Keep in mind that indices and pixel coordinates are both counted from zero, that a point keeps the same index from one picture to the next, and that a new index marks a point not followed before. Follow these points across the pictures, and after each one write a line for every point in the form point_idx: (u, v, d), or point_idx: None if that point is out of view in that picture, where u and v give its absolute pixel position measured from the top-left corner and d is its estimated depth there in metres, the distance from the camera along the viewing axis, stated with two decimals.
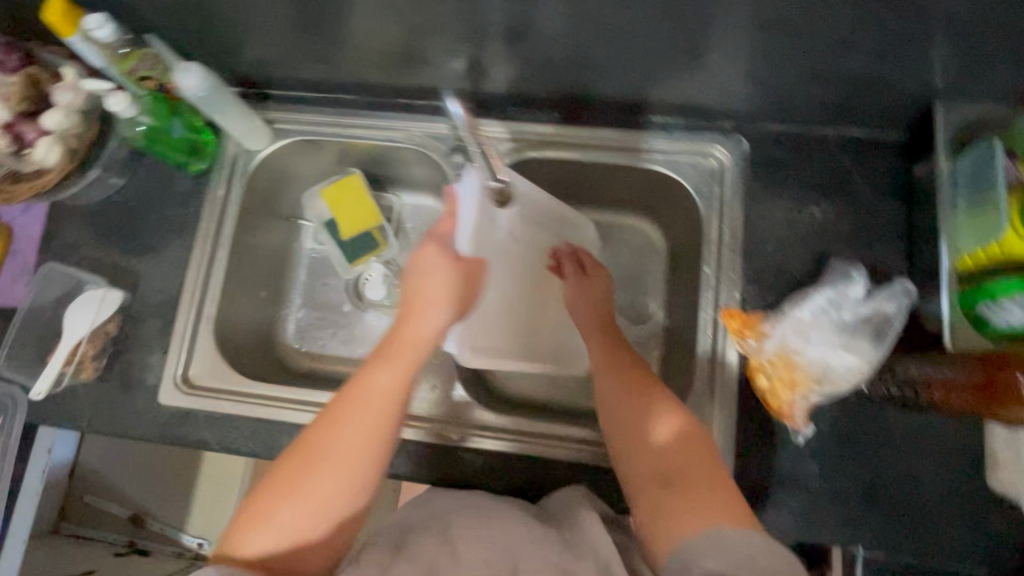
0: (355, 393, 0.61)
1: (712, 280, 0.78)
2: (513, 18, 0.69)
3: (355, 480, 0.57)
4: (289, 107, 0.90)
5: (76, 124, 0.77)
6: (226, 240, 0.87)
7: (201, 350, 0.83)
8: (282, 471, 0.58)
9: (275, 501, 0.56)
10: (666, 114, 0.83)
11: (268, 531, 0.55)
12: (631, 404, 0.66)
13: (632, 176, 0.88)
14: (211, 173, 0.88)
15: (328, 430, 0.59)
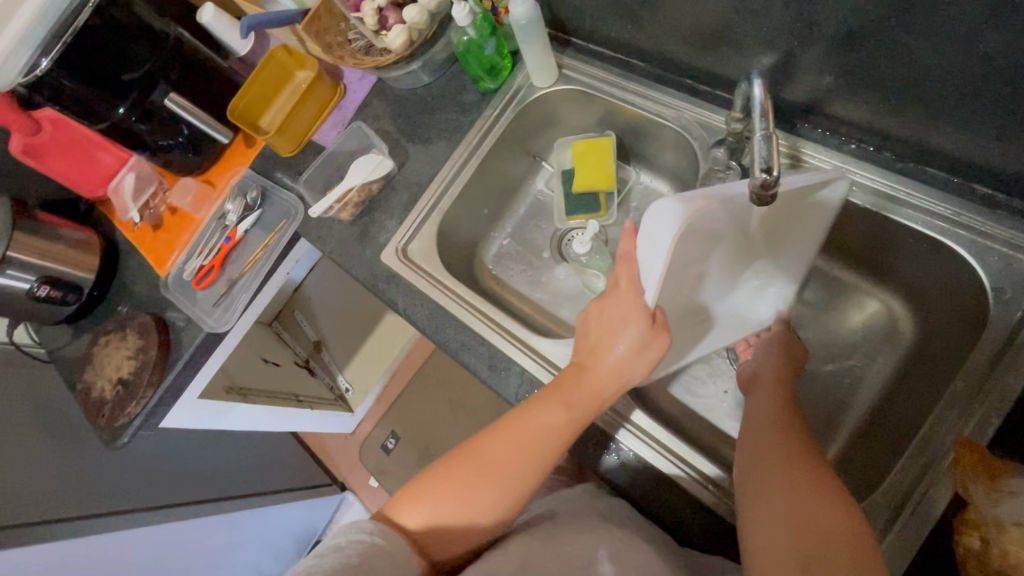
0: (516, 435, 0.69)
1: (962, 398, 0.65)
2: (861, 21, 0.61)
3: (504, 501, 0.68)
4: (579, 57, 0.95)
5: (423, 20, 0.93)
6: (480, 153, 0.98)
7: (425, 233, 0.96)
8: (444, 469, 0.70)
9: (433, 489, 0.69)
10: (998, 189, 0.70)
11: (426, 508, 0.69)
12: (780, 465, 0.60)
13: (910, 243, 0.76)
14: (495, 94, 0.98)
15: (490, 457, 0.69)
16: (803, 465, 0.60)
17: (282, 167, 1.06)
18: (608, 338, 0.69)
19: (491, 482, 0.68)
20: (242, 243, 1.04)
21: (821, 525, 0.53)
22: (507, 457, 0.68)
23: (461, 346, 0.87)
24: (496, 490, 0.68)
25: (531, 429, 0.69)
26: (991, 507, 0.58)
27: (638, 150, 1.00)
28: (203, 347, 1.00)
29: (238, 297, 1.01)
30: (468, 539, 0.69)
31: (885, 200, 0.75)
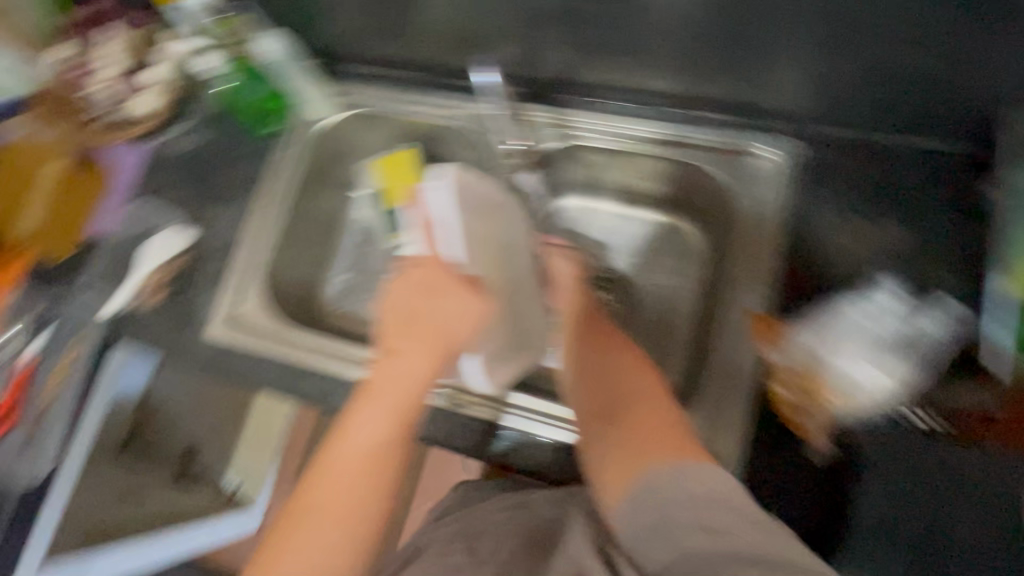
0: (354, 452, 0.55)
1: (735, 278, 0.75)
2: None
3: (364, 543, 0.54)
4: (353, 82, 0.98)
5: (174, 79, 0.94)
6: (286, 196, 0.95)
7: (252, 291, 0.91)
8: (279, 543, 0.53)
9: (291, 552, 0.53)
10: (711, 108, 0.83)
11: None
12: (580, 348, 0.66)
13: (664, 168, 0.87)
14: (280, 136, 0.97)
15: (332, 496, 0.54)
16: (615, 354, 0.65)
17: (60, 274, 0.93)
18: (426, 307, 0.64)
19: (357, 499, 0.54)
20: (33, 379, 0.86)
21: (640, 398, 0.60)
22: (359, 464, 0.55)
23: (321, 392, 0.84)
24: (369, 502, 0.55)
25: (374, 427, 0.56)
26: (784, 357, 0.68)
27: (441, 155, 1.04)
28: (23, 505, 0.84)
29: (48, 437, 0.85)
30: None
31: (644, 143, 0.86)
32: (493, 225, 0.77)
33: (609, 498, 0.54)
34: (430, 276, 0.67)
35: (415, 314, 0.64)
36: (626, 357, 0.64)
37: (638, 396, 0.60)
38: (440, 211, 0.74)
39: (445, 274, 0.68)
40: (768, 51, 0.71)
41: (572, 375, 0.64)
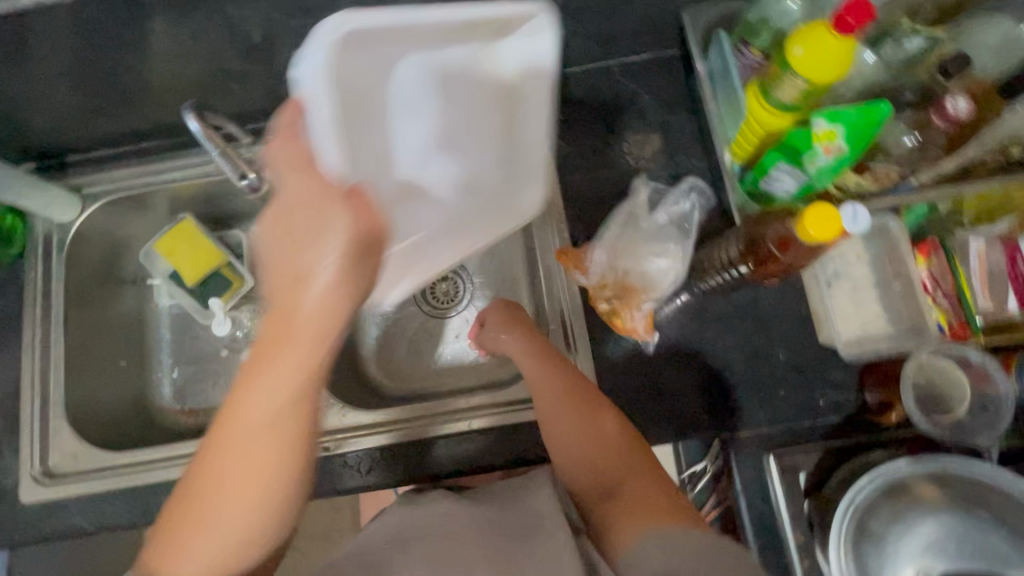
0: (217, 462, 0.50)
1: (541, 227, 0.81)
2: (262, 21, 0.67)
3: (259, 524, 0.52)
4: (91, 170, 0.87)
5: None
6: (58, 320, 0.82)
7: (58, 438, 0.78)
8: (185, 500, 0.52)
9: (207, 530, 0.51)
10: None
11: (193, 560, 0.51)
12: (557, 403, 0.65)
13: None
14: (24, 255, 0.83)
15: (227, 478, 0.50)
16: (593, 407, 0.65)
17: None
18: (306, 260, 0.47)
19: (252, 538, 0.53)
20: None
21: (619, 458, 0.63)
22: (249, 461, 0.50)
23: None
24: (259, 508, 0.51)
25: (266, 402, 0.48)
26: (588, 275, 0.74)
27: (228, 211, 0.97)
28: None
29: None
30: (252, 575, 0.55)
31: None
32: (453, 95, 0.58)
33: (619, 544, 0.57)
34: (296, 223, 0.48)
35: (280, 322, 0.48)
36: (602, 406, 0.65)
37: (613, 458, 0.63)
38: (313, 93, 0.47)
39: (317, 190, 0.47)
40: None
41: (553, 432, 0.65)
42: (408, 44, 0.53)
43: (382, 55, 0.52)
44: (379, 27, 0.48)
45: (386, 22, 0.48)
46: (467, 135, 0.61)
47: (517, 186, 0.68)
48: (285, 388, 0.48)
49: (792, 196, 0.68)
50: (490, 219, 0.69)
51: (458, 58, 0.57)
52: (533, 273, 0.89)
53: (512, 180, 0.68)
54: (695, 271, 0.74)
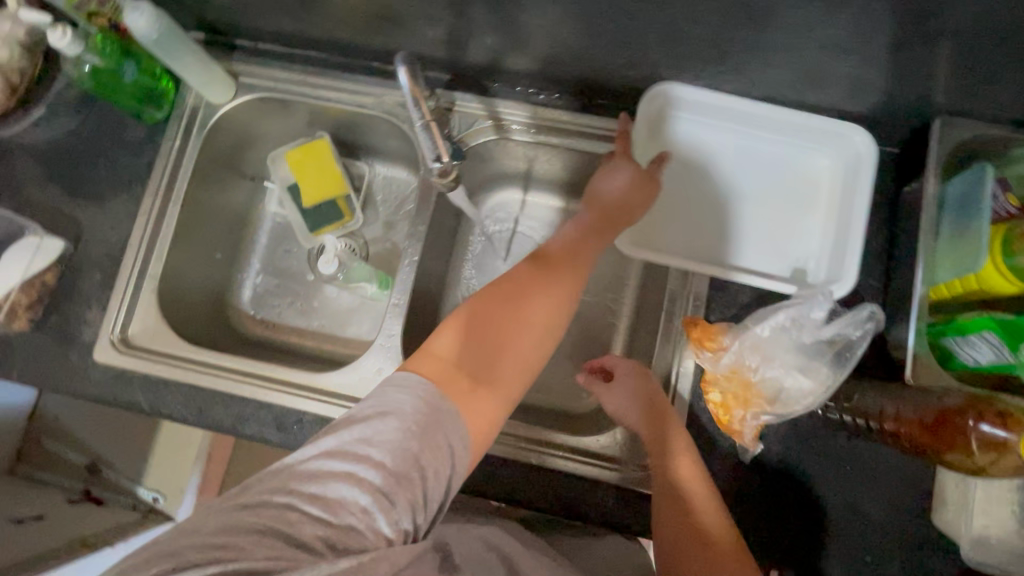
0: (513, 287, 0.61)
1: (677, 286, 0.74)
2: None
3: (527, 363, 0.59)
4: (252, 59, 0.84)
5: None
6: (176, 196, 0.81)
7: (143, 309, 0.79)
8: (480, 308, 0.60)
9: (471, 335, 0.58)
10: None
11: (470, 345, 0.57)
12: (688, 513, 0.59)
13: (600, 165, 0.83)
14: (168, 123, 0.82)
15: (525, 295, 0.61)
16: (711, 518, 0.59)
17: None
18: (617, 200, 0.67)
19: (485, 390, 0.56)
20: None
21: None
22: (545, 291, 0.62)
23: (235, 420, 0.75)
24: (532, 345, 0.59)
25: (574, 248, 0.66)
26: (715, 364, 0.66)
27: (361, 141, 0.94)
28: None
29: None
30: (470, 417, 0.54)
31: (578, 140, 0.79)
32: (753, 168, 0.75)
33: None
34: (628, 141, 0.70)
35: (552, 260, 0.65)
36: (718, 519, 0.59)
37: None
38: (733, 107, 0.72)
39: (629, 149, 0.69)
40: (712, 58, 0.66)
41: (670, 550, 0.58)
42: (756, 129, 0.74)
43: (733, 128, 0.75)
44: (726, 94, 0.71)
45: (742, 112, 0.72)
46: (751, 204, 0.74)
47: (835, 259, 0.68)
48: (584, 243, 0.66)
49: (981, 365, 0.58)
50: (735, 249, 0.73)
51: (773, 151, 0.74)
52: (641, 322, 0.83)
53: (814, 246, 0.71)
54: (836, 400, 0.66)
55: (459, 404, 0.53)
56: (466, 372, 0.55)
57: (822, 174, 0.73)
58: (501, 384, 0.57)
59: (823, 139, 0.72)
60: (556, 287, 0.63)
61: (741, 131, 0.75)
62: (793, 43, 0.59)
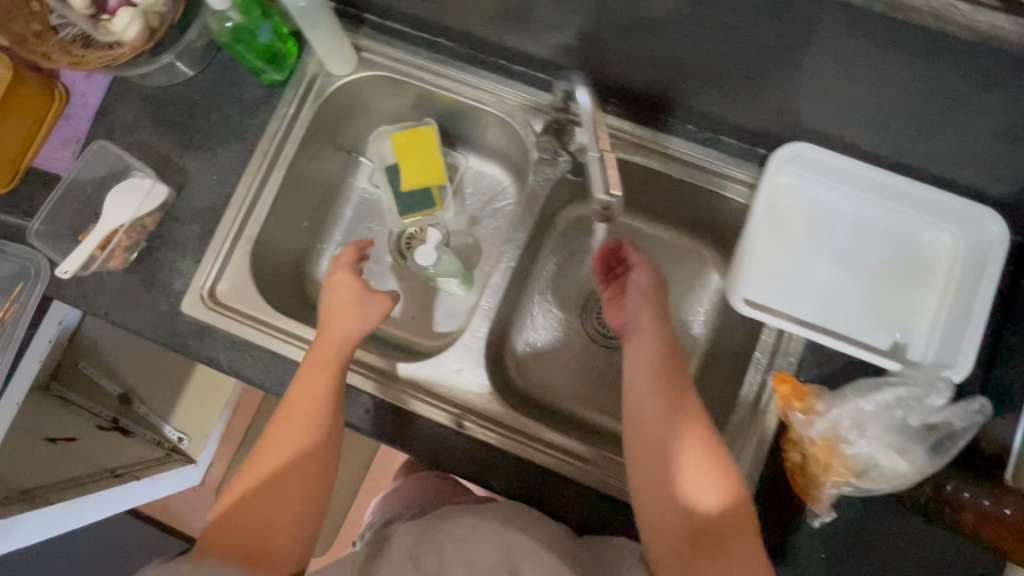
0: (310, 405, 0.67)
1: (770, 339, 0.73)
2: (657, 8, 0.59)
3: (271, 498, 0.63)
4: (377, 35, 0.83)
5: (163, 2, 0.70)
6: (282, 161, 0.81)
7: (234, 268, 0.79)
8: (281, 412, 0.68)
9: (251, 472, 0.65)
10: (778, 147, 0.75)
11: (255, 459, 0.65)
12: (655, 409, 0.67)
13: (701, 200, 0.82)
14: (285, 87, 0.82)
15: (301, 401, 0.67)
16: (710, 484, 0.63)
17: (8, 210, 0.80)
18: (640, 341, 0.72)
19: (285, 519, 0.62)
20: None
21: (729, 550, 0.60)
22: (302, 399, 0.68)
23: None
24: (310, 456, 0.65)
25: (641, 403, 0.68)
26: (802, 425, 0.66)
27: (463, 133, 0.93)
28: None
29: None
30: (293, 541, 0.62)
31: (691, 174, 0.78)
32: (864, 232, 0.72)
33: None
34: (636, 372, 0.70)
35: (644, 421, 0.67)
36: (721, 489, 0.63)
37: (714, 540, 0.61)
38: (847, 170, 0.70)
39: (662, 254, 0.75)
40: (862, 118, 0.63)
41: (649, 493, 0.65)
42: (868, 196, 0.72)
43: (845, 194, 0.72)
44: (840, 161, 0.69)
45: (858, 178, 0.70)
46: (860, 269, 0.72)
47: (947, 342, 0.68)
48: (653, 373, 0.69)
49: None
50: (848, 320, 0.71)
51: (891, 221, 0.72)
52: None
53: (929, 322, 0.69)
54: (924, 485, 0.64)
55: (257, 520, 0.62)
56: (254, 482, 0.64)
57: (939, 250, 0.71)
58: (233, 519, 0.62)
59: (945, 217, 0.69)
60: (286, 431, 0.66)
61: (857, 195, 0.72)
62: (959, 122, 0.57)
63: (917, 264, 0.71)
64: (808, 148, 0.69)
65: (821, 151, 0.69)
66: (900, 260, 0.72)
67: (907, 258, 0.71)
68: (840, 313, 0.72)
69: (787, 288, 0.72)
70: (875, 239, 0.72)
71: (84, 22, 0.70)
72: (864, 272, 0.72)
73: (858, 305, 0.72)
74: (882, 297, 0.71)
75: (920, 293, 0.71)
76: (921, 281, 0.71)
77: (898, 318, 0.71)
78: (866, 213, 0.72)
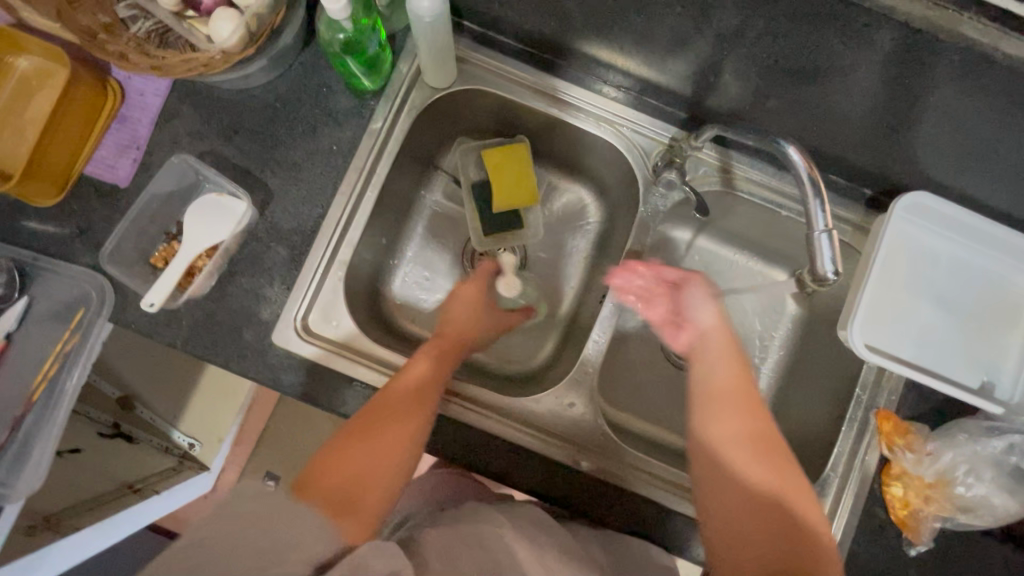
0: (411, 389, 0.64)
1: (870, 377, 0.76)
2: (822, 55, 0.58)
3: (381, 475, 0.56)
4: (480, 48, 0.79)
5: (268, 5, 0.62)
6: (377, 181, 0.77)
7: (326, 294, 0.75)
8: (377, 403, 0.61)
9: (352, 450, 0.56)
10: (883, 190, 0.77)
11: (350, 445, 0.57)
12: (728, 425, 0.60)
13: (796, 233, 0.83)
14: (378, 98, 0.75)
15: (404, 382, 0.64)
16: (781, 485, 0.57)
17: (59, 224, 0.71)
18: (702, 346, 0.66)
19: (373, 496, 0.54)
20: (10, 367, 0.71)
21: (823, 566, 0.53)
22: (412, 394, 0.63)
23: None
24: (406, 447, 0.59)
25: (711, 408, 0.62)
26: (910, 462, 0.70)
27: (550, 149, 0.89)
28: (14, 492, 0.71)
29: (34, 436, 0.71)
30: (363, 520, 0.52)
31: (797, 209, 0.79)
32: (959, 274, 0.75)
33: None
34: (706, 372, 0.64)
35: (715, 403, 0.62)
36: (801, 501, 0.56)
37: (797, 549, 0.53)
38: (956, 216, 0.72)
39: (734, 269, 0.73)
40: (988, 175, 0.65)
41: (711, 488, 0.59)
42: (968, 240, 0.74)
43: (944, 237, 0.75)
44: (950, 209, 0.71)
45: (962, 225, 0.73)
46: (956, 310, 0.75)
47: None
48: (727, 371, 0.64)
49: None
50: (948, 360, 0.74)
51: (984, 265, 0.75)
52: (806, 393, 0.84)
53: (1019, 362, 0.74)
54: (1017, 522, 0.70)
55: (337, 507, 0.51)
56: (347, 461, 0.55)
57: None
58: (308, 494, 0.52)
59: None
60: (399, 416, 0.60)
61: (956, 239, 0.74)
62: None
63: (1004, 307, 0.75)
64: (922, 196, 0.71)
65: (935, 198, 0.70)
66: (990, 302, 0.75)
67: (996, 300, 0.75)
68: (940, 354, 0.74)
69: (893, 329, 0.74)
70: (968, 282, 0.75)
71: (170, 20, 0.62)
72: (960, 314, 0.75)
73: (957, 347, 0.74)
74: (976, 338, 0.75)
75: (1008, 334, 0.75)
76: (1009, 322, 0.75)
77: (993, 358, 0.74)
78: (961, 256, 0.75)
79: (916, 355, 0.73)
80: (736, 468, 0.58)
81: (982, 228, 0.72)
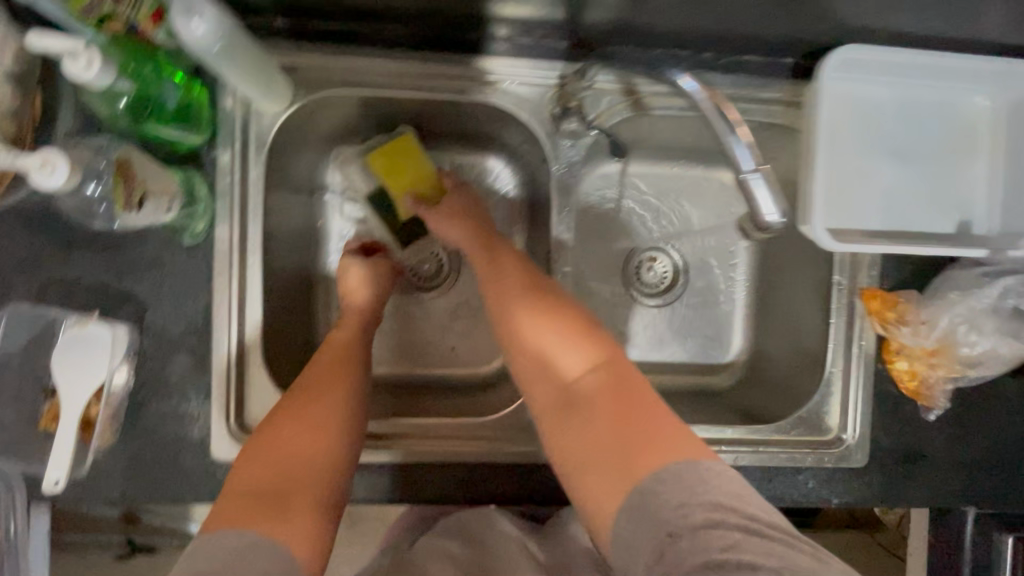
0: (332, 362, 0.65)
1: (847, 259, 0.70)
2: None
3: (327, 476, 0.56)
4: (307, 45, 0.66)
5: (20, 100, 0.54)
6: (254, 244, 0.66)
7: (256, 386, 0.66)
8: (304, 385, 0.62)
9: (258, 463, 0.56)
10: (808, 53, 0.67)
11: (277, 452, 0.56)
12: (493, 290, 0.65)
13: None
14: (214, 151, 0.63)
15: (333, 364, 0.64)
16: (533, 349, 0.60)
17: None
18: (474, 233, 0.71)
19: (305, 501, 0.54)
20: None
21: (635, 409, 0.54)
22: (342, 368, 0.64)
23: (398, 490, 0.66)
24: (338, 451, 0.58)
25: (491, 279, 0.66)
26: (904, 335, 0.66)
27: (438, 127, 0.78)
28: None
29: None
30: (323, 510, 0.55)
31: None
32: (909, 120, 0.68)
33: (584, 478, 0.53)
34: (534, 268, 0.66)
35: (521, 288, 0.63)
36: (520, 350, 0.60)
37: (571, 418, 0.55)
38: (888, 59, 0.63)
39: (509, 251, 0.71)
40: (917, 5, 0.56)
41: (522, 361, 0.60)
42: (906, 79, 0.67)
43: (882, 85, 0.67)
44: (879, 55, 0.63)
45: (896, 66, 0.65)
46: (916, 160, 0.68)
47: (1012, 209, 0.66)
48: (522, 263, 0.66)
49: None
50: (921, 214, 0.68)
51: (930, 100, 0.68)
52: (786, 288, 0.80)
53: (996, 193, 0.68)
54: None
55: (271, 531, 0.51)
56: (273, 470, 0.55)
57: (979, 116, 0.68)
58: (245, 492, 0.54)
59: (982, 81, 0.66)
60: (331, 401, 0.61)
61: (896, 83, 0.67)
62: None
63: (967, 138, 0.68)
64: (849, 46, 0.62)
65: (858, 48, 0.62)
66: (949, 136, 0.68)
67: (956, 132, 0.68)
68: (913, 210, 0.68)
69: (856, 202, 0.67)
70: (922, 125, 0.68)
71: None
72: (922, 162, 0.68)
73: (927, 198, 0.68)
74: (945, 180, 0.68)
75: (975, 164, 0.68)
76: (973, 153, 0.68)
77: (966, 197, 0.68)
78: (906, 100, 0.68)
79: (890, 222, 0.67)
80: (517, 338, 0.61)
81: (921, 61, 0.64)
